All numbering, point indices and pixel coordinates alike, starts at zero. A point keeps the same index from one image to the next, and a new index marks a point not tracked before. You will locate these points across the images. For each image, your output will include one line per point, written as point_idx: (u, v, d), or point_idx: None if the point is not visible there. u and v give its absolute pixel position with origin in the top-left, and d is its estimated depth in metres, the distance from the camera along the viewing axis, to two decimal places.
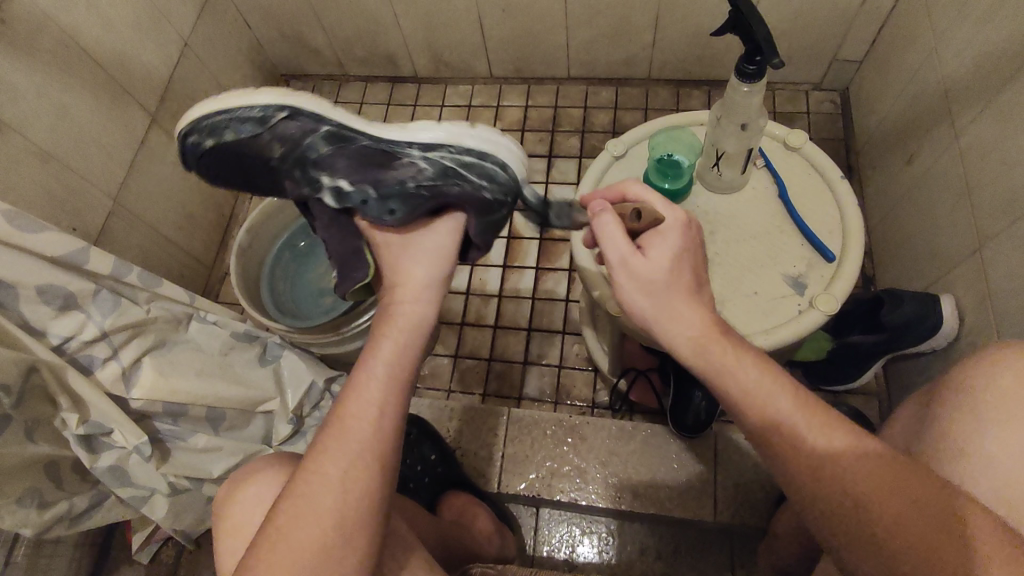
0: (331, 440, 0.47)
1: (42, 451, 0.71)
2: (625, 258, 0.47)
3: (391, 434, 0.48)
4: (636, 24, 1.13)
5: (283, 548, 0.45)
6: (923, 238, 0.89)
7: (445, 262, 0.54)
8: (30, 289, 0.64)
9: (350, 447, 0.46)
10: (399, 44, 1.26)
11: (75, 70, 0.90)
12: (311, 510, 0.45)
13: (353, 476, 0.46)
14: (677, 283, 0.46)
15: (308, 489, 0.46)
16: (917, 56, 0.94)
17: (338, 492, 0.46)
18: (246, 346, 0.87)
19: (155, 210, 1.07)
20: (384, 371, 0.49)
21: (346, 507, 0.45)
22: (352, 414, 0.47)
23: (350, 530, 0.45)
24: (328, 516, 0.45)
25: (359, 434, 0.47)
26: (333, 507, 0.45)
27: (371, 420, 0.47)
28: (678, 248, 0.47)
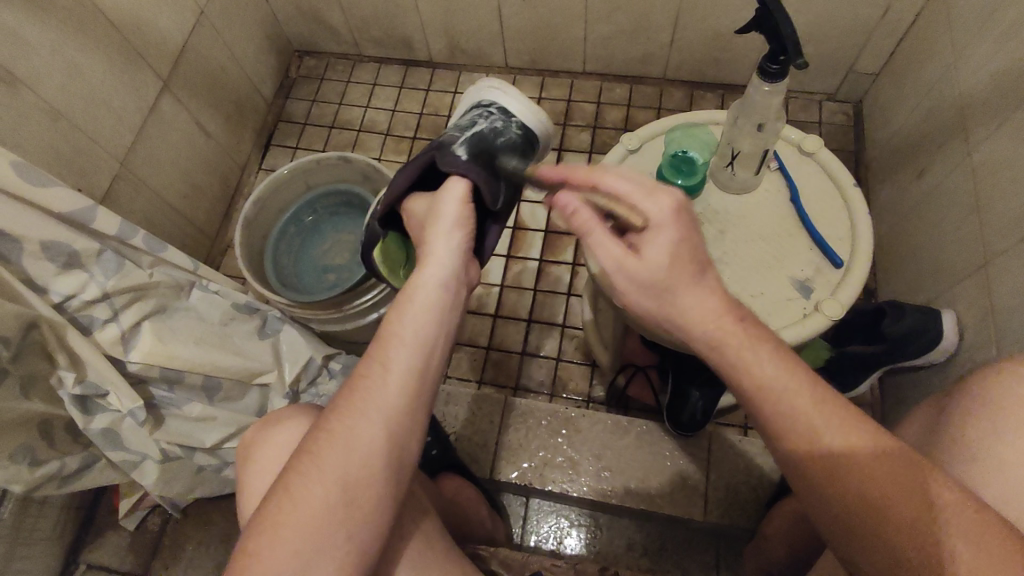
0: (346, 404, 0.47)
1: (36, 408, 0.70)
2: (620, 262, 0.47)
3: (404, 398, 0.47)
4: (656, 22, 1.13)
5: (293, 511, 0.44)
6: (928, 252, 0.89)
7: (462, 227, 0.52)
8: (34, 244, 0.64)
9: (365, 412, 0.46)
10: (416, 27, 1.26)
11: (92, 30, 0.89)
12: (325, 474, 0.45)
13: (365, 438, 0.46)
14: (678, 279, 0.45)
15: (320, 447, 0.46)
16: (934, 72, 0.94)
17: (348, 454, 0.45)
18: (245, 318, 0.87)
19: (161, 176, 1.07)
20: (398, 338, 0.48)
21: (355, 474, 0.45)
22: (368, 380, 0.47)
23: (359, 493, 0.45)
24: (337, 478, 0.45)
25: (373, 400, 0.46)
26: (344, 474, 0.45)
27: (387, 388, 0.47)
28: (668, 239, 0.46)
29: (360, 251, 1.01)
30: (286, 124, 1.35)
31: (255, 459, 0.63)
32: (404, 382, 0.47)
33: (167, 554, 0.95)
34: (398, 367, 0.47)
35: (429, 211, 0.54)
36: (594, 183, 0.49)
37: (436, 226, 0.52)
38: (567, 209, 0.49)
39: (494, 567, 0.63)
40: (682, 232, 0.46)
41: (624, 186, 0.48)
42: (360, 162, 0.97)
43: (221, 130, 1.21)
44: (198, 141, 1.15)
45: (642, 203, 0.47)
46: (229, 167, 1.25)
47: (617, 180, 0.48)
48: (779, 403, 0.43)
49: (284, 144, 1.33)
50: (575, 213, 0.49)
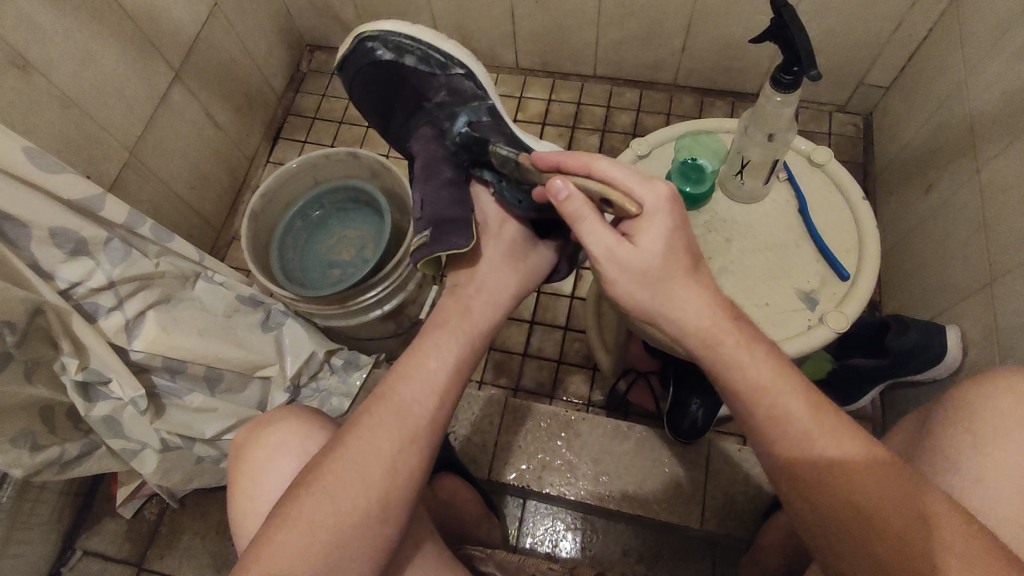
0: (394, 413, 0.48)
1: (39, 393, 0.71)
2: (610, 249, 0.47)
3: (447, 416, 0.50)
4: (668, 28, 1.13)
5: (322, 510, 0.45)
6: (934, 268, 0.89)
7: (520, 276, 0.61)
8: (42, 230, 0.64)
9: (400, 419, 0.48)
10: (428, 25, 1.26)
11: (107, 19, 0.89)
12: (353, 475, 0.46)
13: (409, 448, 0.48)
14: (671, 268, 0.46)
15: (358, 452, 0.47)
16: (945, 87, 0.94)
17: (390, 462, 0.47)
18: (249, 310, 0.88)
19: (170, 166, 1.07)
20: (453, 358, 0.52)
21: (393, 482, 0.46)
22: (405, 387, 0.50)
23: (392, 499, 0.46)
24: (375, 483, 0.46)
25: (421, 413, 0.49)
26: (381, 485, 0.46)
27: (426, 402, 0.49)
28: (661, 228, 0.46)
29: (366, 248, 1.01)
30: (295, 119, 1.36)
31: (243, 462, 0.63)
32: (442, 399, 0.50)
33: (163, 543, 0.95)
34: (439, 383, 0.50)
35: (512, 252, 0.62)
36: (589, 169, 0.49)
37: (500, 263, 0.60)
38: (561, 196, 0.48)
39: (489, 569, 0.63)
40: (675, 220, 0.46)
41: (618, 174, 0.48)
42: (367, 157, 0.97)
43: (230, 121, 1.21)
44: (207, 133, 1.15)
45: (628, 191, 0.47)
46: (237, 159, 1.25)
47: (609, 166, 0.48)
48: (777, 407, 0.43)
49: (292, 138, 1.34)
50: (569, 199, 0.48)
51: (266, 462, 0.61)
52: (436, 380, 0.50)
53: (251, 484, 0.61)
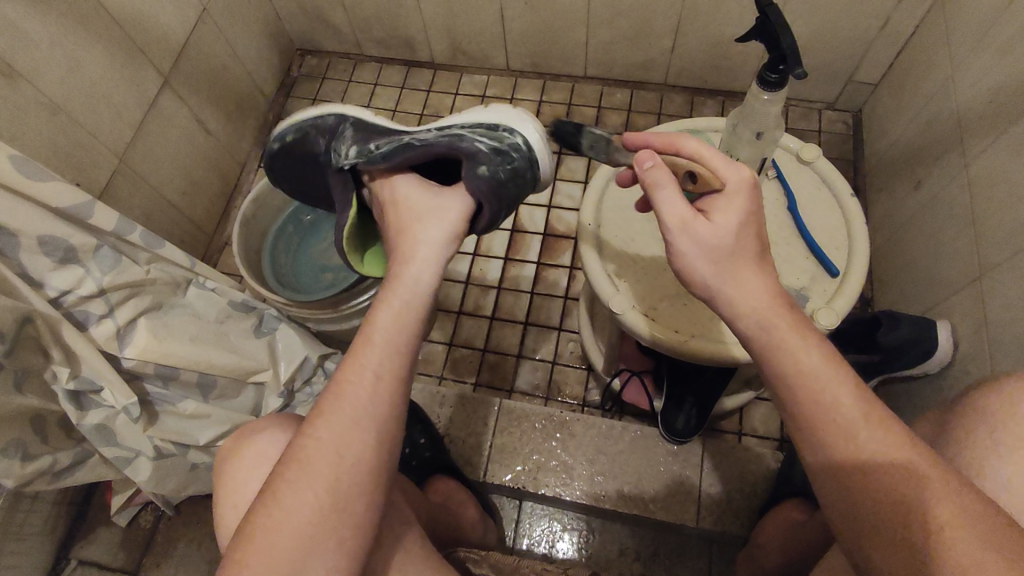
0: (334, 406, 0.45)
1: (30, 403, 0.70)
2: (685, 220, 0.47)
3: (392, 393, 0.46)
4: (657, 28, 1.13)
5: (277, 518, 0.43)
6: (924, 264, 0.90)
7: (451, 229, 0.52)
8: (31, 238, 0.63)
9: (351, 418, 0.45)
10: (418, 28, 1.26)
11: (94, 26, 0.89)
12: (308, 485, 0.43)
13: (351, 438, 0.44)
14: (742, 250, 0.46)
15: (306, 452, 0.44)
16: (932, 83, 0.94)
17: (336, 457, 0.44)
18: (242, 316, 0.87)
19: (160, 173, 1.07)
20: (386, 336, 0.47)
21: (344, 476, 0.44)
22: (350, 381, 0.46)
23: (348, 494, 0.44)
24: (326, 481, 0.43)
25: (363, 400, 0.45)
26: (332, 480, 0.43)
27: (375, 398, 0.45)
28: (740, 207, 0.47)
29: None
30: None
31: (229, 468, 0.63)
32: (393, 389, 0.46)
33: (159, 550, 0.95)
34: (386, 374, 0.46)
35: (429, 202, 0.54)
36: (675, 146, 0.52)
37: (429, 224, 0.52)
38: (645, 164, 0.50)
39: (483, 570, 0.63)
40: (751, 205, 0.48)
41: (703, 150, 0.51)
42: None
43: (221, 127, 1.21)
44: (198, 139, 1.15)
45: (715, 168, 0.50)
46: (228, 164, 1.25)
47: (697, 146, 0.51)
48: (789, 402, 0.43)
49: None
50: (653, 168, 0.50)
51: (251, 468, 0.62)
52: (383, 373, 0.46)
53: (235, 497, 0.61)
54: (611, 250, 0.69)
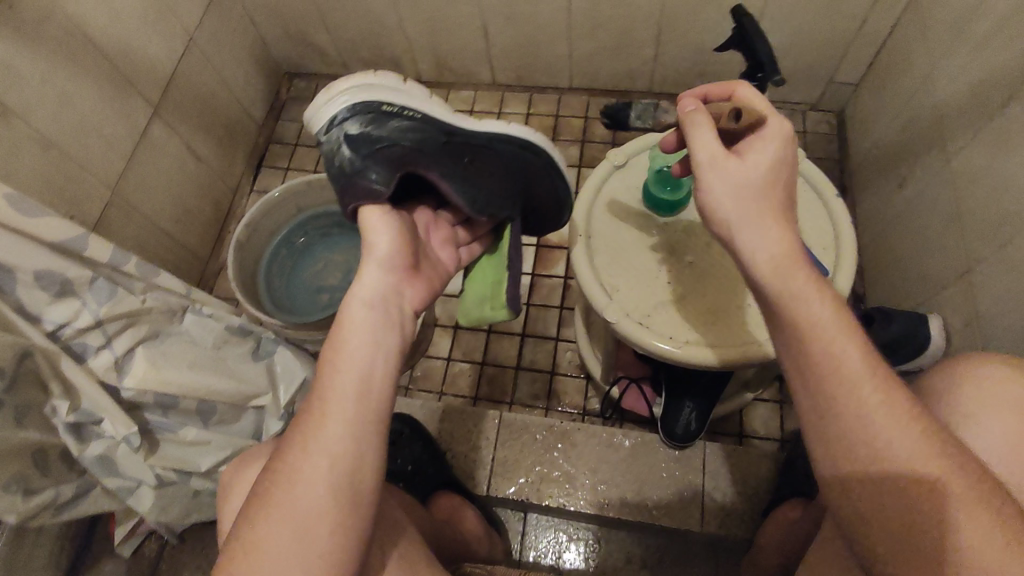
0: (294, 439, 0.47)
1: (30, 438, 0.70)
2: (714, 157, 0.48)
3: (340, 413, 0.46)
4: (639, 38, 1.15)
5: (248, 553, 0.44)
6: (913, 259, 0.91)
7: (372, 248, 0.54)
8: (28, 273, 0.64)
9: (312, 446, 0.46)
10: (403, 47, 1.27)
11: (83, 61, 0.90)
12: (279, 528, 0.44)
13: (305, 464, 0.45)
14: (773, 186, 0.47)
15: (270, 485, 0.46)
16: (911, 82, 0.96)
17: (293, 482, 0.45)
18: (240, 340, 0.87)
19: (154, 202, 1.08)
20: (335, 363, 0.49)
21: (303, 500, 0.44)
22: (312, 413, 0.47)
23: (309, 516, 0.44)
24: (287, 508, 0.44)
25: (316, 426, 0.46)
26: (291, 506, 0.44)
27: (337, 426, 0.46)
28: (773, 150, 0.48)
29: (353, 271, 1.02)
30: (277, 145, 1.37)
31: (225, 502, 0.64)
32: (354, 418, 0.47)
33: None
34: (345, 401, 0.47)
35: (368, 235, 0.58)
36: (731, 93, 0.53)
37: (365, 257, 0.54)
38: (686, 108, 0.52)
39: None
40: (784, 151, 0.48)
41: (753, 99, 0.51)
42: None
43: (213, 153, 1.22)
44: (189, 166, 1.16)
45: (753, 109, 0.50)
46: (220, 190, 1.26)
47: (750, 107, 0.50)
48: None
49: (275, 165, 1.35)
50: (693, 111, 0.51)
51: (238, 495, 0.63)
52: (345, 402, 0.47)
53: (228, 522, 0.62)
54: (601, 260, 0.70)
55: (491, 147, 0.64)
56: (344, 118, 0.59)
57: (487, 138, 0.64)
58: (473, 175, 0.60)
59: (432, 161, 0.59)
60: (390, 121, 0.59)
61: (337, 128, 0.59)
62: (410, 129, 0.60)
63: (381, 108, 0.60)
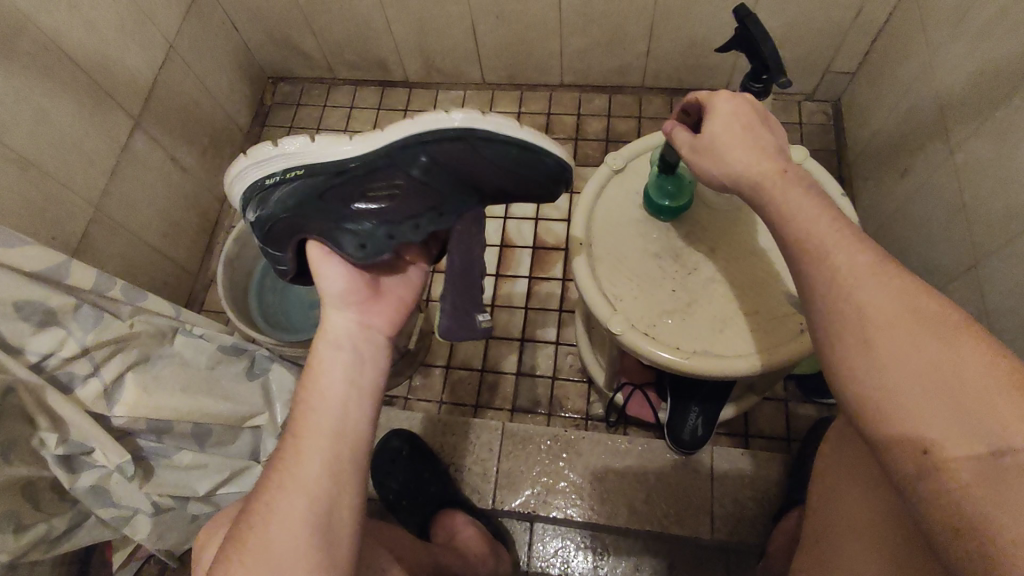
0: (273, 485, 0.51)
1: (19, 472, 0.68)
2: (693, 148, 0.55)
3: (319, 455, 0.52)
4: (631, 33, 1.12)
5: None
6: (917, 252, 0.89)
7: (330, 308, 0.61)
8: (6, 304, 0.61)
9: (290, 488, 0.50)
10: (390, 48, 1.24)
11: (57, 74, 0.87)
12: (255, 570, 0.47)
13: (284, 507, 0.50)
14: (733, 132, 0.52)
15: (247, 534, 0.49)
16: (910, 71, 0.94)
17: (271, 526, 0.49)
18: (233, 360, 0.85)
19: (139, 216, 1.04)
20: (313, 405, 0.55)
21: (280, 543, 0.48)
22: (289, 456, 0.52)
23: (286, 558, 0.48)
24: (263, 552, 0.48)
25: (292, 469, 0.51)
26: (268, 549, 0.48)
27: (314, 467, 0.51)
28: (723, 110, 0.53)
29: None
30: None
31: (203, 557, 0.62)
32: (328, 456, 0.52)
33: None
34: (321, 443, 0.53)
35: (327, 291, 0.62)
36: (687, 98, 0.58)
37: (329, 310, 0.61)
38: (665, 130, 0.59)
39: None
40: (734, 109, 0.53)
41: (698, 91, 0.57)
42: None
43: (197, 163, 1.19)
44: (174, 177, 1.13)
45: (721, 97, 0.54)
46: (207, 200, 1.23)
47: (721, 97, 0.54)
48: None
49: None
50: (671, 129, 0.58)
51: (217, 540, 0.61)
52: (321, 444, 0.53)
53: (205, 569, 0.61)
54: (604, 269, 0.68)
55: (393, 163, 0.55)
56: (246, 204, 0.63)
57: (382, 155, 0.54)
58: (371, 211, 0.57)
59: (313, 218, 0.58)
60: (271, 195, 0.59)
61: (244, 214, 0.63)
62: (295, 192, 0.57)
63: (264, 183, 0.59)
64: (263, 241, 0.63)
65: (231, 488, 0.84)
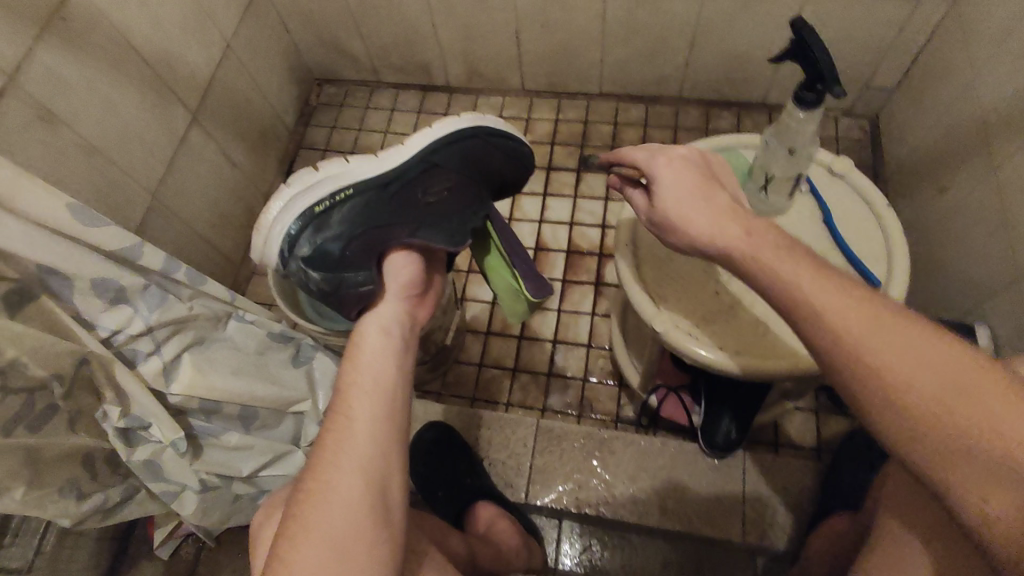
0: (323, 462, 0.55)
1: (82, 442, 0.71)
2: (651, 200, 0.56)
3: (370, 435, 0.56)
4: (671, 45, 1.15)
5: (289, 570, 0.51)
6: (955, 267, 0.90)
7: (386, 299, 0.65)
8: (84, 281, 0.65)
9: (344, 464, 0.55)
10: (434, 53, 1.28)
11: (126, 68, 0.92)
12: (318, 545, 0.51)
13: (338, 482, 0.54)
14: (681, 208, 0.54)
15: (305, 508, 0.53)
16: (952, 88, 0.95)
17: (328, 499, 0.53)
18: (280, 347, 0.88)
19: (190, 207, 1.09)
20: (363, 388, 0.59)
21: (337, 515, 0.53)
22: (340, 435, 0.56)
23: (346, 529, 0.52)
24: (323, 524, 0.52)
25: (343, 447, 0.56)
26: (328, 520, 0.52)
27: (365, 444, 0.56)
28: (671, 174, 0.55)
29: None
30: (307, 151, 1.38)
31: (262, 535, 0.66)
32: (376, 436, 0.57)
33: None
34: (371, 423, 0.57)
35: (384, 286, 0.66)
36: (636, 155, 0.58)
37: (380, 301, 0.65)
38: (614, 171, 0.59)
39: None
40: (680, 170, 0.55)
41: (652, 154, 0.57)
42: None
43: (245, 158, 1.23)
44: (223, 170, 1.17)
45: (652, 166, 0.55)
46: (252, 194, 1.27)
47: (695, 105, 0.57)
48: None
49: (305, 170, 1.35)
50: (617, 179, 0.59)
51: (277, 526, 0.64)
52: (370, 425, 0.57)
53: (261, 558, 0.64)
54: (650, 270, 0.70)
55: (438, 163, 0.67)
56: (295, 239, 0.63)
57: (419, 161, 0.66)
58: (433, 206, 0.66)
59: (384, 217, 0.64)
60: (331, 216, 0.63)
61: (292, 258, 0.63)
62: (355, 208, 0.63)
63: (314, 212, 0.63)
64: (322, 275, 0.62)
65: (273, 470, 0.88)
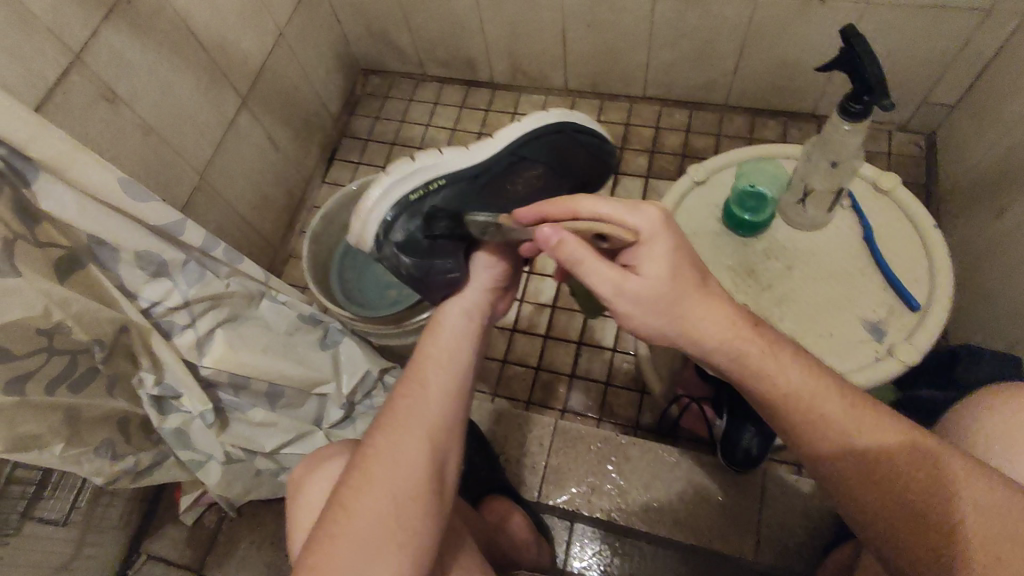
0: (395, 427, 0.57)
1: (119, 405, 0.75)
2: (618, 285, 0.50)
3: (442, 411, 0.59)
4: (720, 50, 1.12)
5: (350, 521, 0.52)
6: (1006, 296, 0.85)
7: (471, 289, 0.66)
8: (128, 254, 0.68)
9: (415, 432, 0.56)
10: (480, 48, 1.28)
11: (185, 52, 0.95)
12: (381, 501, 0.53)
13: (408, 448, 0.56)
14: (678, 289, 0.50)
15: (372, 465, 0.55)
16: (1017, 107, 0.90)
17: (396, 463, 0.55)
18: (309, 329, 0.90)
19: (234, 188, 1.12)
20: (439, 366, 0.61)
21: (404, 478, 0.54)
22: (414, 403, 0.58)
23: (410, 492, 0.54)
24: (390, 484, 0.53)
25: (416, 416, 0.57)
26: (394, 482, 0.54)
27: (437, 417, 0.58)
28: (663, 249, 0.50)
29: None
30: (349, 140, 1.41)
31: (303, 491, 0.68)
32: (445, 410, 0.59)
33: (221, 551, 0.98)
34: (442, 397, 0.59)
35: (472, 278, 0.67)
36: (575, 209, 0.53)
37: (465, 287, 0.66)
38: (551, 241, 0.51)
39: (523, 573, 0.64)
40: (671, 241, 0.51)
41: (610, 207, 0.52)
42: None
43: (290, 143, 1.27)
44: (269, 154, 1.20)
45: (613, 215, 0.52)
46: (294, 179, 1.30)
47: (592, 203, 0.52)
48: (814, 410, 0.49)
49: (346, 159, 1.38)
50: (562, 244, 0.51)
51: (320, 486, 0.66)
52: (442, 400, 0.59)
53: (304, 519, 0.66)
54: None
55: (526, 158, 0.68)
56: (392, 223, 0.62)
57: (509, 155, 0.66)
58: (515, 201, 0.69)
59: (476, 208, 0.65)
60: (427, 204, 0.63)
61: (388, 242, 0.63)
62: (449, 199, 0.64)
63: (410, 198, 0.62)
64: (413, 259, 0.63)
65: (295, 448, 0.90)
